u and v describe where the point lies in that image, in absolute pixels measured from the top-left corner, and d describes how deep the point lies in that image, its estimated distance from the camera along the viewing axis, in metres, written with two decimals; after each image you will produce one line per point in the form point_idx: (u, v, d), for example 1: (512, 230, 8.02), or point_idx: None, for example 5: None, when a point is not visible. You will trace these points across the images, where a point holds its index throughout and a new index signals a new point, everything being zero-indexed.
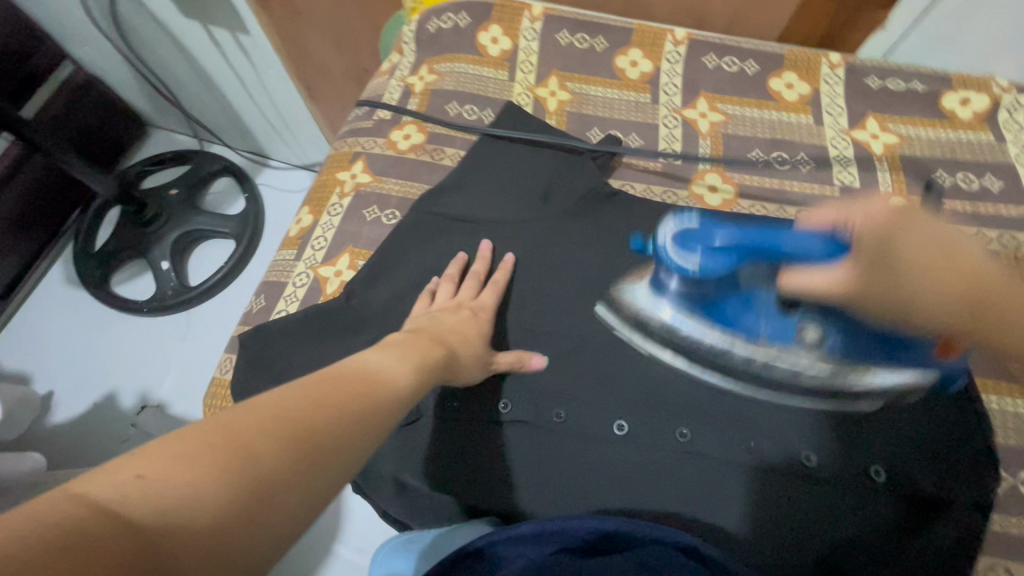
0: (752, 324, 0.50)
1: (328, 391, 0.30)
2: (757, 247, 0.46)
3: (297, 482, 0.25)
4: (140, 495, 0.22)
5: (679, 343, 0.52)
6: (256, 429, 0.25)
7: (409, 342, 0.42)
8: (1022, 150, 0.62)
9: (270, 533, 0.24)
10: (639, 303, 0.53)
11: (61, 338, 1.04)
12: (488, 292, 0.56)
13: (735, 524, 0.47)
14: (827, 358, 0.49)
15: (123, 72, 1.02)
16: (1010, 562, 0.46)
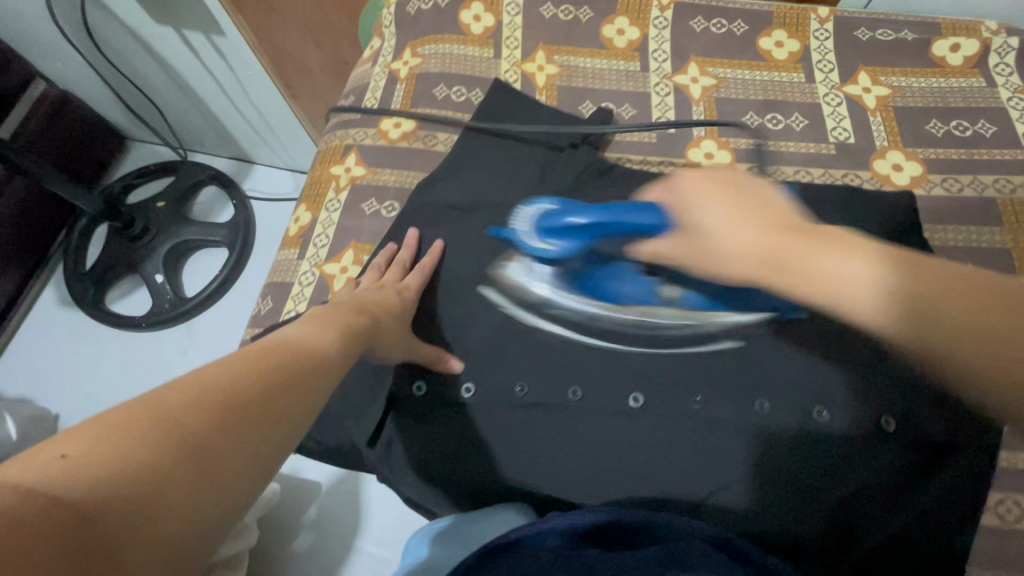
0: (618, 289, 0.56)
1: (255, 362, 0.32)
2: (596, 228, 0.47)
3: (225, 444, 0.27)
4: (60, 469, 0.23)
5: (564, 315, 0.57)
6: (181, 403, 0.27)
7: (325, 313, 0.43)
8: (1013, 93, 0.63)
9: (205, 494, 0.25)
10: (520, 280, 0.58)
11: (61, 361, 1.03)
12: (413, 275, 0.57)
13: (754, 482, 0.49)
14: (682, 308, 0.56)
15: (99, 84, 0.99)
16: (1017, 495, 0.48)
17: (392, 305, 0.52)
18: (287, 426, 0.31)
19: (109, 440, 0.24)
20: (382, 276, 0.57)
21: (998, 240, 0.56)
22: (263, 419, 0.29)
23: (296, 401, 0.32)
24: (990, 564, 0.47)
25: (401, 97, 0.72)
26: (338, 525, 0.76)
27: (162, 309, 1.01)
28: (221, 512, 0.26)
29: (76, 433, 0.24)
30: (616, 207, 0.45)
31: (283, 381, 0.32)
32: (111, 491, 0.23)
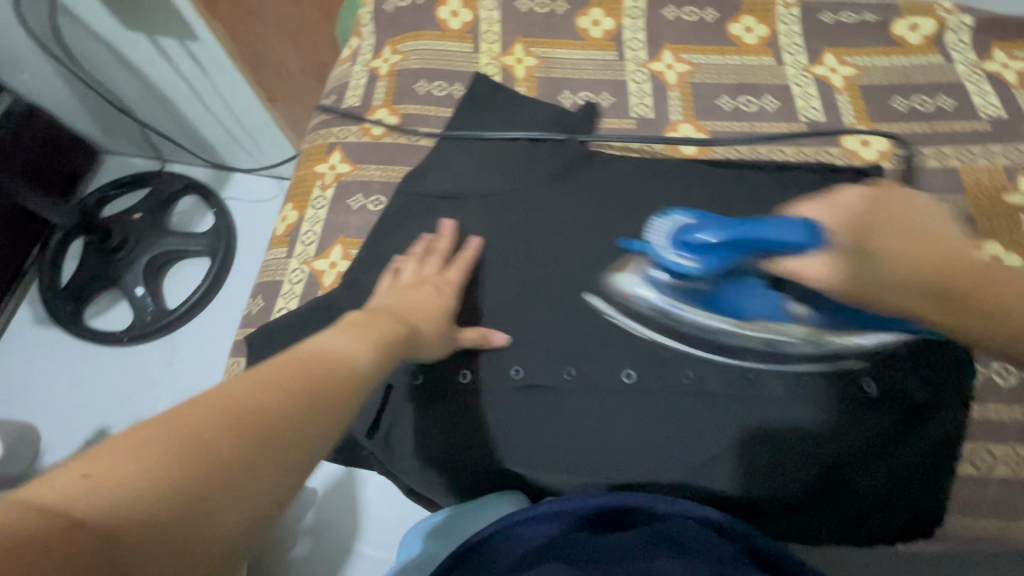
0: (745, 305, 0.53)
1: (288, 377, 0.32)
2: (744, 246, 0.44)
3: (252, 466, 0.27)
4: (87, 491, 0.23)
5: (676, 327, 0.55)
6: (207, 423, 0.27)
7: (366, 320, 0.44)
8: (970, 68, 0.66)
9: (229, 519, 0.25)
10: (628, 292, 0.55)
11: (43, 380, 1.01)
12: (454, 269, 0.57)
13: (743, 447, 0.51)
14: (813, 327, 0.51)
15: (67, 93, 0.97)
16: (989, 444, 0.51)
17: (434, 307, 0.52)
18: (316, 441, 0.30)
19: (130, 454, 0.24)
20: (423, 267, 0.57)
21: (962, 207, 0.58)
22: (289, 434, 0.29)
23: (325, 416, 0.32)
24: (966, 511, 0.50)
25: (383, 94, 0.72)
26: (337, 526, 0.75)
27: (144, 322, 1.00)
28: (233, 540, 0.25)
29: (98, 451, 0.25)
30: (758, 223, 0.42)
31: (314, 394, 0.32)
32: (127, 515, 0.23)
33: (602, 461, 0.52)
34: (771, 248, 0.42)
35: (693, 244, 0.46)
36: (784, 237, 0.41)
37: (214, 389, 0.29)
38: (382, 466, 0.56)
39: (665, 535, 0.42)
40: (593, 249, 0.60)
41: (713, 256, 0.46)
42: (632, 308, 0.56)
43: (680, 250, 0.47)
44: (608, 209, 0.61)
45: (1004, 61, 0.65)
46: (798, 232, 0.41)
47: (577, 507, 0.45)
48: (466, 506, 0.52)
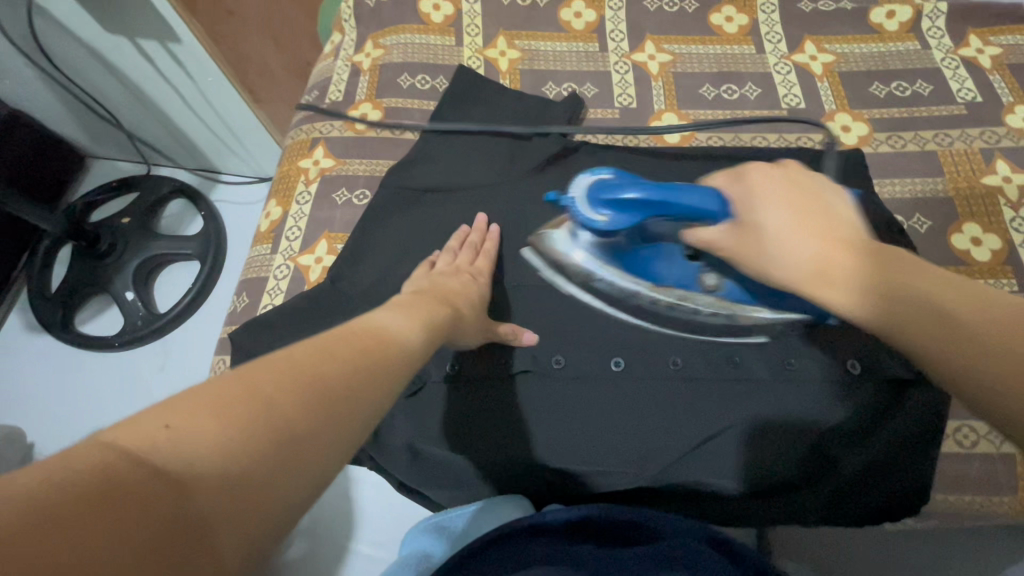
0: (660, 271, 0.56)
1: (337, 346, 0.33)
2: (656, 208, 0.46)
3: (317, 428, 0.28)
4: (168, 440, 0.24)
5: (596, 287, 0.57)
6: (276, 382, 0.28)
7: (413, 302, 0.45)
8: (945, 54, 0.67)
9: (297, 479, 0.26)
10: (559, 248, 0.58)
11: (30, 387, 0.99)
12: (484, 259, 0.57)
13: (733, 429, 0.51)
14: (720, 298, 0.54)
15: (48, 99, 0.95)
16: (971, 421, 0.51)
17: (471, 293, 0.52)
18: (366, 409, 0.31)
19: (209, 410, 0.25)
20: (457, 257, 0.56)
21: (941, 190, 0.59)
22: (346, 396, 0.30)
23: (375, 390, 0.33)
24: (952, 487, 0.50)
25: (366, 89, 0.72)
26: (334, 526, 0.74)
27: (135, 326, 0.98)
28: (300, 498, 0.26)
29: (168, 405, 0.26)
30: (673, 187, 0.44)
31: (367, 367, 0.33)
32: (208, 468, 0.24)
33: (592, 450, 0.52)
34: (683, 213, 0.44)
35: (614, 202, 0.48)
36: (697, 202, 0.43)
37: (275, 353, 0.31)
38: (373, 461, 0.56)
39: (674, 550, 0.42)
40: None
41: (630, 215, 0.48)
42: (570, 273, 0.57)
43: (599, 206, 0.49)
44: None
45: (979, 46, 0.66)
46: (707, 198, 0.43)
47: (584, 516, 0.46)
48: (493, 499, 0.51)
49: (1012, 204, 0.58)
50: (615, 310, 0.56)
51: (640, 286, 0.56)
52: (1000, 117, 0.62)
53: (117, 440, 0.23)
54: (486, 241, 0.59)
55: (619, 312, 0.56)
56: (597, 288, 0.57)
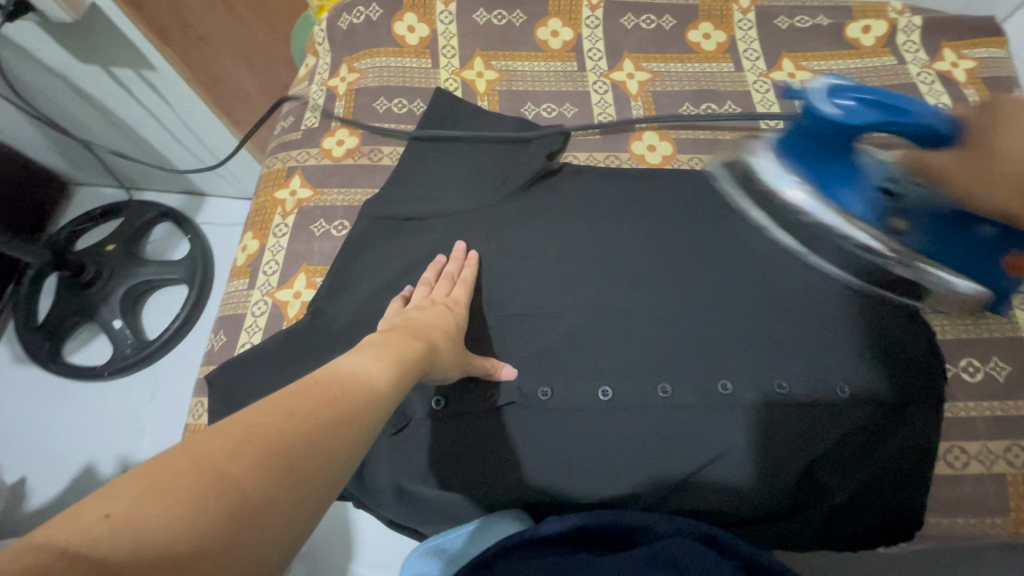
0: (846, 195, 0.40)
1: (310, 399, 0.31)
2: (890, 121, 0.37)
3: (280, 496, 0.26)
4: (108, 532, 0.22)
5: (771, 205, 0.44)
6: (227, 451, 0.26)
7: (389, 340, 0.43)
8: (921, 69, 0.67)
9: (260, 554, 0.24)
10: (764, 170, 0.42)
11: (18, 421, 0.96)
12: (461, 288, 0.56)
13: (723, 457, 0.50)
14: (903, 246, 0.43)
15: (26, 131, 0.91)
16: (962, 442, 0.51)
17: (448, 324, 0.51)
18: (337, 463, 0.30)
19: (151, 491, 0.23)
20: (433, 290, 0.55)
21: None
22: (312, 456, 0.28)
23: (344, 439, 0.31)
24: (946, 509, 0.50)
25: (342, 114, 0.70)
26: (330, 558, 0.73)
27: (125, 355, 0.94)
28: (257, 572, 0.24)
29: (112, 489, 0.24)
30: (907, 98, 0.37)
31: (337, 420, 0.31)
32: (155, 551, 0.22)
33: (582, 484, 0.51)
34: (916, 128, 0.37)
35: (858, 96, 0.37)
36: (932, 124, 0.36)
37: (233, 413, 0.28)
38: (359, 500, 0.54)
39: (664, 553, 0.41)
40: (563, 264, 0.59)
41: (874, 115, 0.37)
42: (755, 196, 0.45)
43: (842, 96, 0.37)
44: (575, 223, 0.60)
45: (953, 60, 0.67)
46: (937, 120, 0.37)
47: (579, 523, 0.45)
48: (490, 517, 0.51)
49: None
50: (777, 230, 0.46)
51: (841, 222, 0.40)
52: None
53: (49, 539, 0.21)
54: (463, 269, 0.58)
55: (781, 232, 0.45)
56: (768, 204, 0.44)
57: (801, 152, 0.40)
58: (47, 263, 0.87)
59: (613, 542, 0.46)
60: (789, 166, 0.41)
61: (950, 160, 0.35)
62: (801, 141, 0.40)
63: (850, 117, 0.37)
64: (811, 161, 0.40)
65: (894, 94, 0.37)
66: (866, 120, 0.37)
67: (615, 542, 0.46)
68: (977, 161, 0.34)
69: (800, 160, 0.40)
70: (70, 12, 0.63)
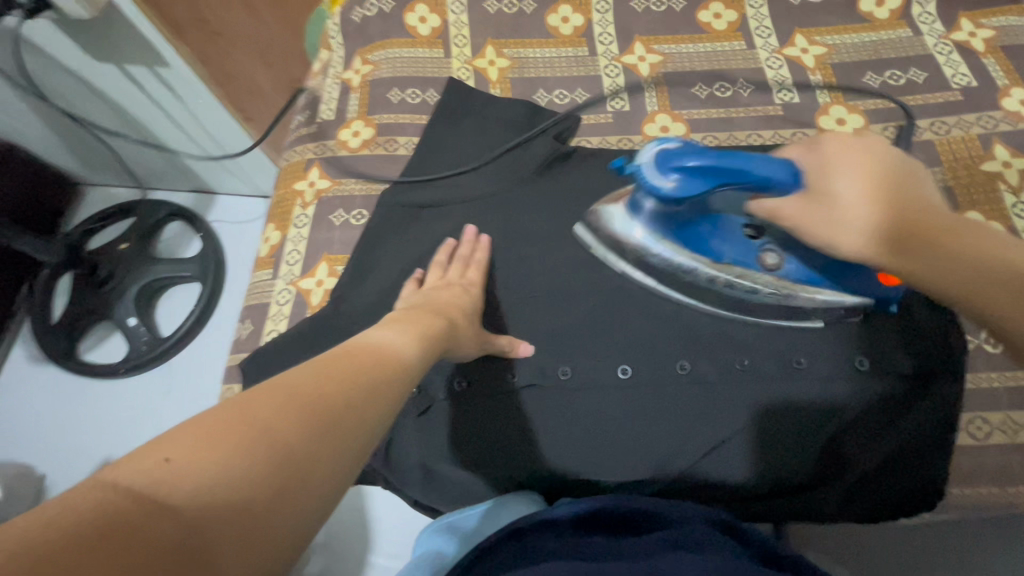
0: (715, 245, 0.54)
1: (340, 368, 0.33)
2: (726, 179, 0.43)
3: (322, 455, 0.27)
4: (171, 474, 0.23)
5: (651, 262, 0.55)
6: (274, 410, 0.27)
7: (409, 316, 0.45)
8: (938, 39, 0.66)
9: (304, 509, 0.26)
10: (615, 225, 0.55)
11: (41, 418, 0.99)
12: (475, 269, 0.57)
13: (740, 433, 0.51)
14: (781, 277, 0.53)
15: (43, 131, 0.93)
16: (983, 412, 0.51)
17: (463, 304, 0.52)
18: (369, 430, 0.31)
19: (208, 441, 0.25)
20: (447, 272, 0.57)
21: (940, 179, 0.59)
22: (348, 419, 0.30)
23: (374, 406, 0.32)
24: (968, 479, 0.50)
25: (357, 106, 0.72)
26: (349, 546, 0.75)
27: (141, 352, 0.97)
28: (296, 531, 0.25)
29: (163, 439, 0.25)
30: (744, 155, 0.42)
31: (369, 386, 0.33)
32: (213, 493, 0.23)
33: (602, 461, 0.52)
34: (759, 183, 0.42)
35: (683, 167, 0.44)
36: (772, 176, 0.41)
37: (276, 378, 0.30)
38: (384, 481, 0.56)
39: (687, 538, 0.41)
40: (578, 246, 0.59)
41: (699, 183, 0.44)
42: (627, 255, 0.56)
43: (666, 172, 0.45)
44: (589, 207, 0.61)
45: (971, 30, 0.66)
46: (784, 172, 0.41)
47: (597, 505, 0.46)
48: (502, 498, 0.52)
49: (1014, 189, 0.57)
50: (668, 289, 0.56)
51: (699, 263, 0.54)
52: (997, 101, 0.62)
53: (115, 479, 0.22)
54: (475, 251, 0.59)
55: (673, 290, 0.56)
56: (646, 264, 0.56)
57: (657, 217, 0.52)
58: (60, 262, 0.90)
59: (634, 527, 0.46)
60: (642, 224, 0.53)
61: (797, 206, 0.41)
62: (661, 214, 0.51)
63: (683, 188, 0.45)
64: (658, 225, 0.53)
65: (726, 157, 0.42)
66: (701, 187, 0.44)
67: (636, 527, 0.46)
68: (816, 211, 0.40)
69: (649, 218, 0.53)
70: (91, 10, 0.65)
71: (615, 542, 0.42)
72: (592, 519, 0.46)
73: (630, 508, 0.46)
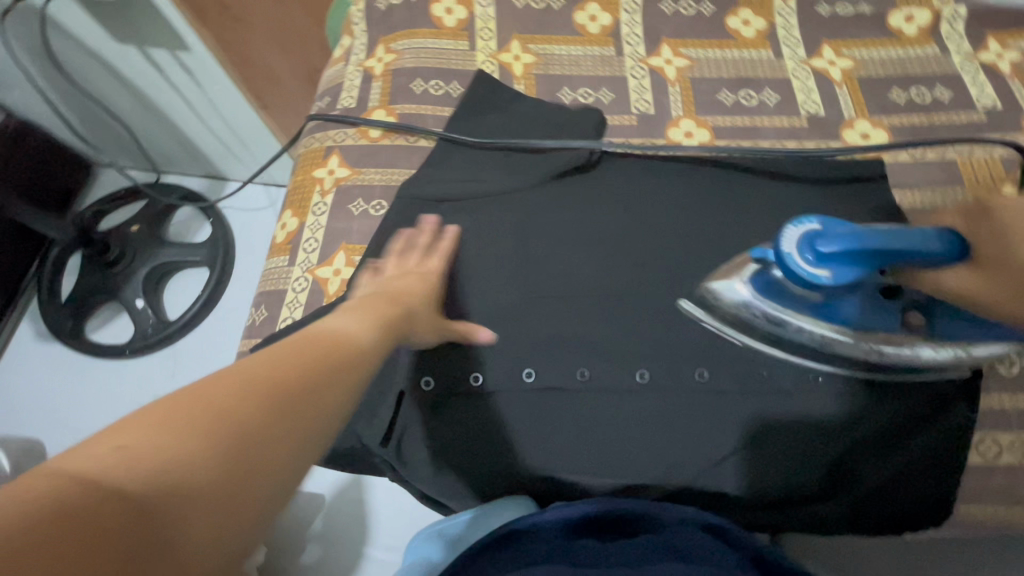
0: (859, 315, 0.51)
1: (294, 354, 0.33)
2: (877, 255, 0.44)
3: (277, 435, 0.27)
4: (120, 462, 0.23)
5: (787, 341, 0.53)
6: (224, 396, 0.27)
7: (363, 305, 0.45)
8: (965, 59, 0.66)
9: (263, 489, 0.26)
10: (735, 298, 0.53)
11: (42, 394, 0.98)
12: (434, 258, 0.56)
13: (735, 446, 0.52)
14: (926, 337, 0.51)
15: (56, 110, 0.93)
16: (994, 433, 0.52)
17: (417, 291, 0.52)
18: (329, 410, 0.31)
19: (160, 426, 0.25)
20: (405, 260, 0.56)
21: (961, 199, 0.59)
22: (305, 402, 0.30)
23: (334, 388, 0.32)
24: (974, 498, 0.51)
25: (379, 95, 0.71)
26: (345, 534, 0.75)
27: (145, 335, 0.97)
28: (259, 511, 0.25)
29: (119, 428, 0.25)
30: (903, 235, 0.43)
31: (326, 368, 0.33)
32: (164, 479, 0.23)
33: (615, 466, 0.52)
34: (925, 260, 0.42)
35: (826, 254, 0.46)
36: (938, 248, 0.41)
37: (228, 366, 0.30)
38: (395, 473, 0.55)
39: (676, 542, 0.42)
40: (600, 249, 0.59)
41: (846, 269, 0.46)
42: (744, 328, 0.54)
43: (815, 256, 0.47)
44: (615, 211, 0.61)
45: (998, 51, 0.66)
46: (947, 245, 0.41)
47: (581, 510, 0.46)
48: (490, 504, 0.52)
49: None
50: (812, 361, 0.53)
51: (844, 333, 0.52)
52: (1020, 123, 0.62)
53: (67, 467, 0.22)
54: (438, 241, 0.58)
55: (817, 362, 0.53)
56: (775, 338, 0.53)
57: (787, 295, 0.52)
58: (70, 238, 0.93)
59: (617, 527, 0.47)
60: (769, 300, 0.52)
61: (968, 277, 0.41)
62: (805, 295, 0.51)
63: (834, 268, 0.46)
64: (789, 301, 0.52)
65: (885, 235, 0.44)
66: (850, 266, 0.46)
67: (618, 527, 0.47)
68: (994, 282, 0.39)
69: (782, 297, 0.52)
70: None
71: (602, 546, 0.43)
72: (576, 521, 0.46)
73: (612, 511, 0.47)
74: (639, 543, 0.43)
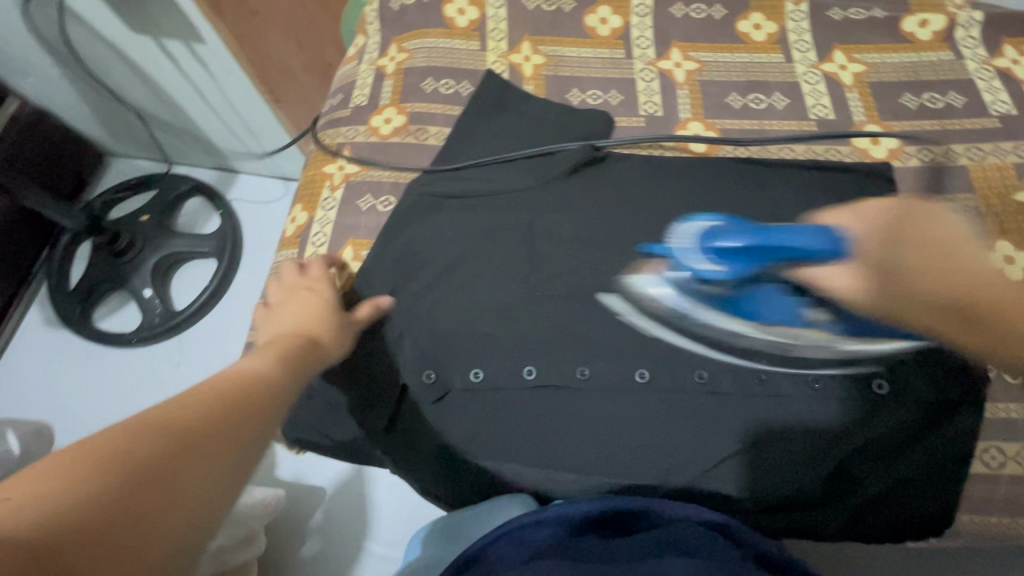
0: (759, 311, 0.49)
1: (197, 391, 0.33)
2: (768, 257, 0.42)
3: (185, 471, 0.28)
4: (11, 512, 0.23)
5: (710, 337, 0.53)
6: (119, 438, 0.27)
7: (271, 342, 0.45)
8: (980, 65, 0.65)
9: (174, 525, 0.26)
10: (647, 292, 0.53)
11: (54, 380, 1.00)
12: (313, 274, 0.57)
13: (735, 449, 0.51)
14: (828, 334, 0.49)
15: (75, 99, 0.96)
16: (1001, 442, 0.51)
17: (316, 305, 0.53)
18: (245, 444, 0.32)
19: (60, 472, 0.25)
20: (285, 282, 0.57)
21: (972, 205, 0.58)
22: (212, 438, 0.30)
23: (247, 424, 0.33)
24: (977, 507, 0.51)
25: (390, 93, 0.72)
26: (346, 527, 0.75)
27: (153, 324, 0.99)
28: (176, 544, 0.26)
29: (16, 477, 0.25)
30: (786, 231, 0.40)
31: (235, 402, 0.34)
32: (61, 521, 0.23)
33: (613, 466, 0.52)
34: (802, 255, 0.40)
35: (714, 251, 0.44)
36: (814, 245, 0.39)
37: None
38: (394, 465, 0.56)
39: (686, 539, 0.42)
40: (603, 248, 0.60)
41: (734, 265, 0.44)
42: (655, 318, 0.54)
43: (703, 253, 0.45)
44: (620, 211, 0.61)
45: (1014, 57, 0.65)
46: (821, 240, 0.39)
47: (583, 509, 0.46)
48: (486, 505, 0.53)
49: None
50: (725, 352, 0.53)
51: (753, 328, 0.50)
52: None
53: None
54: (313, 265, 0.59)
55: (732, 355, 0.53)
56: (684, 328, 0.54)
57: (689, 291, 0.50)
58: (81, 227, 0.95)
59: (625, 526, 0.46)
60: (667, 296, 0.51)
61: (847, 278, 0.40)
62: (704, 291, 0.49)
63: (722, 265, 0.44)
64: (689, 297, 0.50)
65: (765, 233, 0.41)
66: (738, 264, 0.44)
67: (627, 527, 0.46)
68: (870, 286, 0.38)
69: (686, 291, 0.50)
70: None
71: (605, 542, 0.43)
72: (582, 519, 0.46)
73: (616, 511, 0.47)
74: (644, 540, 0.42)
